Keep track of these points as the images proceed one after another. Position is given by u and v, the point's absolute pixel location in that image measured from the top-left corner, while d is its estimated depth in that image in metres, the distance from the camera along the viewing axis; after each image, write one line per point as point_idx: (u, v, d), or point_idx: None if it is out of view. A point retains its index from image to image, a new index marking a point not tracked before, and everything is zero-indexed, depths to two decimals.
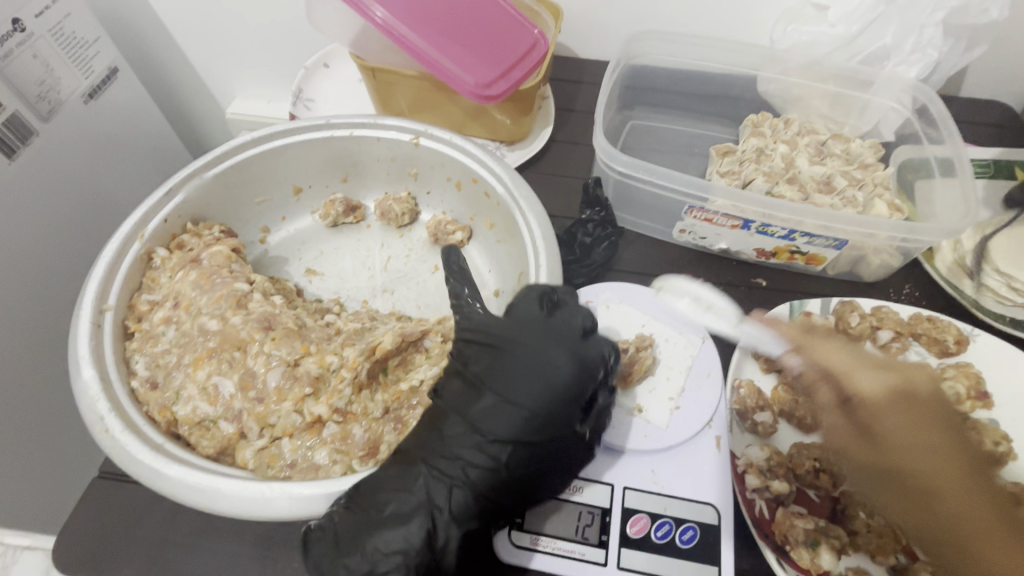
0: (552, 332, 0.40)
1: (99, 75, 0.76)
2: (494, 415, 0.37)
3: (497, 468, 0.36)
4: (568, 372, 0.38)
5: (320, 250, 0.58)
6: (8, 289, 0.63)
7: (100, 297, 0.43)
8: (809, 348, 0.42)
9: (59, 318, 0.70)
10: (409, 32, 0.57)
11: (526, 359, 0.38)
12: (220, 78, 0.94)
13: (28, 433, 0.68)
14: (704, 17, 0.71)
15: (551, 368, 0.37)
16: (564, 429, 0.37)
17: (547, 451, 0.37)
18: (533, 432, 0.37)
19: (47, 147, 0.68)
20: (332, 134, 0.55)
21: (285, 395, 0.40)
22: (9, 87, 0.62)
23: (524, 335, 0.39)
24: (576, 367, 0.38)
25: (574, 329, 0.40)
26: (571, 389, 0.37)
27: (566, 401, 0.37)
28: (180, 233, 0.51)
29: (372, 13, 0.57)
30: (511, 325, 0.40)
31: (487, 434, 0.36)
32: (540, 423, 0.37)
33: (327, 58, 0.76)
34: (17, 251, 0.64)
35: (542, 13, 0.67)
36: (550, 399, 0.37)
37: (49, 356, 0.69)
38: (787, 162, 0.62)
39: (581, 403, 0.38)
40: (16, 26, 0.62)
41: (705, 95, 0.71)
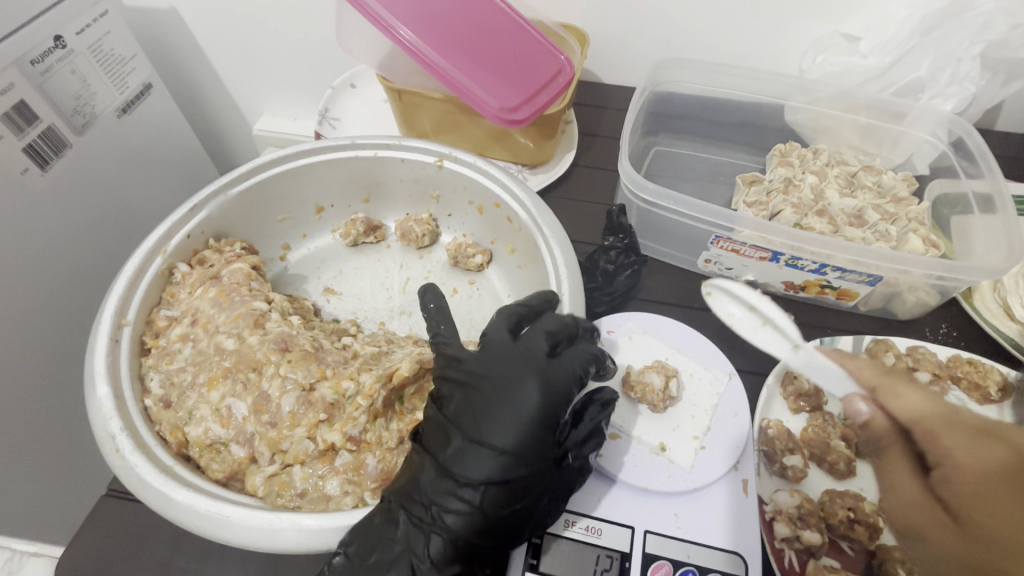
0: (519, 361, 0.39)
1: (134, 90, 0.80)
2: (464, 455, 0.36)
3: (477, 509, 0.35)
4: (535, 401, 0.37)
5: (339, 269, 0.57)
6: (36, 294, 0.64)
7: (119, 312, 0.43)
8: (886, 391, 0.38)
9: (78, 322, 0.71)
10: (439, 57, 0.58)
11: (496, 396, 0.37)
12: (249, 96, 0.97)
13: (42, 439, 0.68)
14: (732, 45, 0.71)
15: (517, 399, 0.37)
16: (538, 460, 0.37)
17: (526, 485, 0.36)
18: (506, 472, 0.36)
19: (78, 158, 0.71)
20: (358, 154, 0.55)
21: (298, 420, 0.39)
22: (45, 100, 0.65)
23: (492, 367, 0.39)
24: (544, 395, 0.38)
25: (541, 354, 0.40)
26: (539, 418, 0.37)
27: (540, 433, 0.37)
28: (202, 249, 0.50)
29: (397, 33, 0.57)
30: (486, 359, 0.40)
31: (461, 477, 0.35)
32: (514, 457, 0.36)
33: (353, 78, 0.77)
34: (41, 259, 0.65)
35: (569, 39, 0.67)
36: (523, 431, 0.36)
37: (70, 361, 0.70)
38: (816, 193, 0.61)
39: (554, 430, 0.38)
40: (57, 43, 0.66)
41: (732, 123, 0.71)
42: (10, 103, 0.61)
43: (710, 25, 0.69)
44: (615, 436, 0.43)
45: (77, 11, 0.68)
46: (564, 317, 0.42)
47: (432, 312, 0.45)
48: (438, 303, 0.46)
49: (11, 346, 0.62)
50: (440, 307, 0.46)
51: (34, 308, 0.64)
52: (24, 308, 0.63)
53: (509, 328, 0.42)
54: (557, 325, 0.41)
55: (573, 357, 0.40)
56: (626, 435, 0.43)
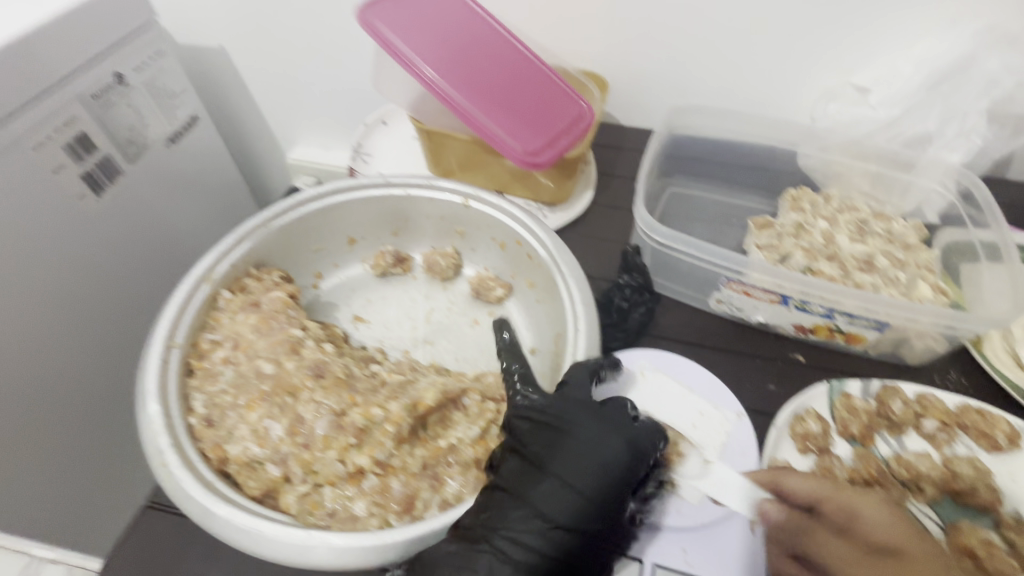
0: (606, 413, 0.43)
1: (181, 122, 0.87)
2: (545, 494, 0.40)
3: (561, 549, 0.39)
4: (620, 457, 0.41)
5: (368, 298, 0.60)
6: (77, 303, 0.70)
7: (170, 335, 0.46)
8: (781, 477, 0.42)
9: (114, 334, 0.76)
10: (462, 98, 0.61)
11: (585, 444, 0.41)
12: (285, 128, 1.02)
13: (76, 446, 0.72)
14: (745, 94, 0.74)
15: (603, 451, 0.41)
16: (617, 509, 0.40)
17: (598, 528, 0.40)
18: (590, 517, 0.39)
19: (129, 185, 0.78)
20: (389, 192, 0.59)
21: (330, 442, 0.42)
22: (104, 132, 0.73)
23: (579, 416, 0.43)
24: (630, 451, 0.41)
25: (628, 410, 0.43)
26: (624, 471, 0.41)
27: (622, 486, 0.40)
28: (243, 276, 0.53)
29: (422, 73, 0.60)
30: (572, 406, 0.44)
31: (546, 519, 0.39)
32: (600, 504, 0.40)
33: (385, 116, 0.82)
34: (84, 276, 0.71)
35: (589, 85, 0.72)
36: (606, 483, 0.40)
37: (106, 371, 0.75)
38: (826, 238, 0.64)
39: (633, 484, 0.41)
40: (118, 79, 0.74)
41: (745, 168, 0.74)
42: (71, 136, 0.68)
43: (725, 74, 0.73)
44: None
45: (135, 52, 0.76)
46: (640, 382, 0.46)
47: (506, 347, 0.51)
48: (511, 336, 0.53)
49: (48, 351, 0.67)
50: (512, 342, 0.52)
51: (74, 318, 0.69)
52: (65, 317, 0.68)
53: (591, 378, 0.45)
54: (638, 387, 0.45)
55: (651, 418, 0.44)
56: None
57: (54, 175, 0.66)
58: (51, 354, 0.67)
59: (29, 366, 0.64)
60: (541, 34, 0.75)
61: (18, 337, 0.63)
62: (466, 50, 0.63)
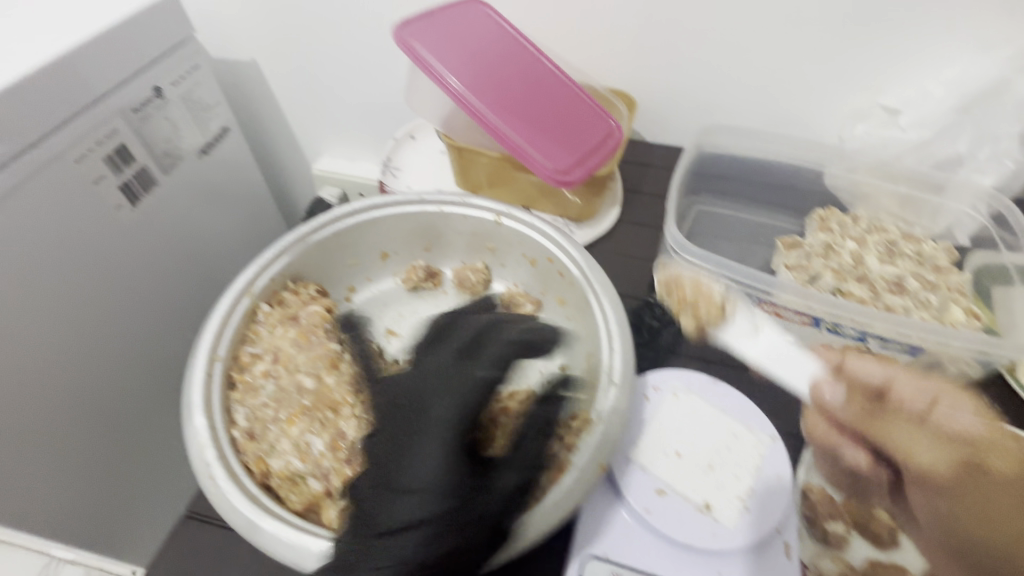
0: (439, 384, 0.43)
1: (213, 133, 0.89)
2: (412, 460, 0.40)
3: (423, 534, 0.37)
4: (448, 419, 0.41)
5: (400, 312, 0.61)
6: (111, 311, 0.72)
7: (213, 347, 0.47)
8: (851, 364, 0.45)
9: (144, 341, 0.78)
10: (489, 111, 0.62)
11: (417, 420, 0.42)
12: (312, 139, 1.04)
13: (104, 450, 0.73)
14: (772, 113, 0.75)
15: (431, 420, 0.41)
16: (466, 473, 0.39)
17: (468, 495, 0.39)
18: (439, 491, 0.38)
19: (163, 195, 0.80)
20: (423, 209, 0.60)
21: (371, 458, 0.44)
22: (142, 144, 0.75)
23: (417, 394, 0.43)
24: (456, 414, 0.41)
25: (449, 369, 0.44)
26: (448, 433, 0.40)
27: (440, 448, 0.40)
28: (280, 290, 0.54)
29: (447, 81, 0.61)
30: (418, 387, 0.44)
31: (403, 506, 0.38)
32: (440, 479, 0.39)
33: (413, 131, 0.84)
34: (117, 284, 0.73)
35: (616, 102, 0.73)
36: (428, 449, 0.40)
37: (133, 376, 0.76)
38: (856, 259, 0.64)
39: (461, 444, 0.40)
40: (157, 93, 0.76)
41: (772, 187, 0.74)
42: (111, 149, 0.70)
43: (752, 93, 0.74)
44: (663, 492, 0.45)
45: (174, 67, 0.78)
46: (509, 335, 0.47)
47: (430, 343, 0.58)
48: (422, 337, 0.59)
49: (80, 356, 0.68)
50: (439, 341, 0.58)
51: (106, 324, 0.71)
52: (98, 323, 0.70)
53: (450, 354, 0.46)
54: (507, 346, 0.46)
55: (464, 367, 0.44)
56: (673, 491, 0.45)
57: (94, 186, 0.68)
58: (86, 361, 0.69)
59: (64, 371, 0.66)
60: (569, 53, 0.77)
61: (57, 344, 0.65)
62: (492, 63, 0.64)
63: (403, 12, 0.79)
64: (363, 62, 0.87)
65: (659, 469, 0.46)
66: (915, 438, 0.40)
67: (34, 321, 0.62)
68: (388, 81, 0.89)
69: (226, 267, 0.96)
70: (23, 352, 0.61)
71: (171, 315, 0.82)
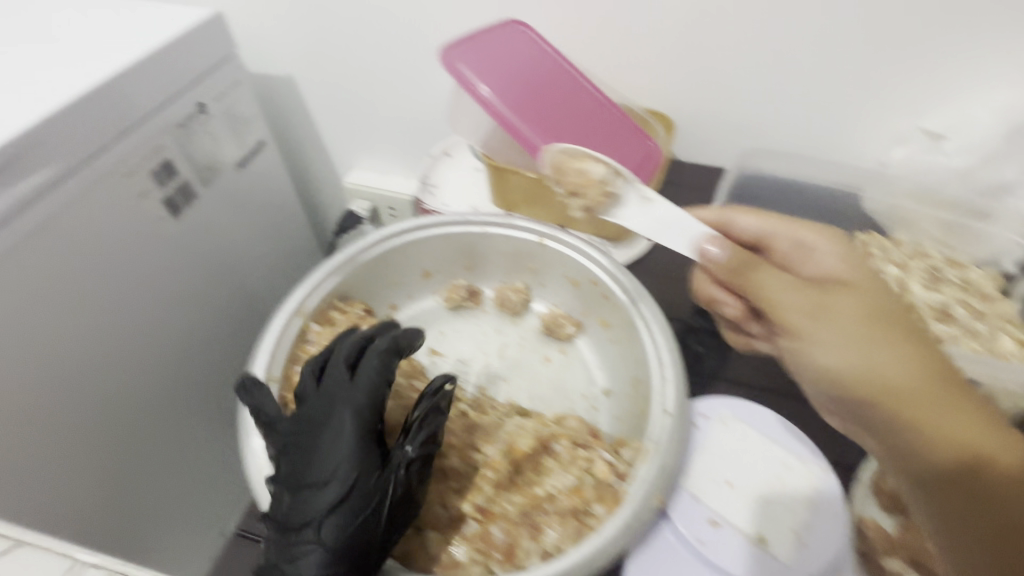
0: (337, 392, 0.46)
1: (251, 146, 0.90)
2: (319, 461, 0.43)
3: (342, 531, 0.41)
4: (347, 426, 0.44)
5: (442, 330, 0.62)
6: (148, 320, 0.74)
7: (268, 368, 0.48)
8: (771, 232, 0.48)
9: (178, 350, 0.80)
10: (519, 120, 0.63)
11: (323, 428, 0.44)
12: (345, 152, 1.05)
13: (132, 457, 0.74)
14: (812, 134, 0.75)
15: (336, 427, 0.44)
16: (373, 472, 0.43)
17: (375, 492, 0.42)
18: (350, 491, 0.42)
19: (202, 207, 0.81)
20: (467, 229, 0.60)
21: (433, 485, 0.47)
22: (185, 158, 0.76)
23: (319, 404, 0.45)
24: (355, 420, 0.44)
25: (344, 380, 0.46)
26: (355, 437, 0.43)
27: (350, 452, 0.43)
28: (330, 309, 0.56)
29: (477, 91, 0.63)
30: (318, 396, 0.46)
31: (319, 508, 0.42)
32: (348, 478, 0.42)
33: (449, 148, 0.85)
34: (152, 295, 0.74)
35: (654, 123, 0.73)
36: (336, 455, 0.43)
37: (159, 383, 0.77)
38: (900, 285, 0.63)
39: (364, 445, 0.44)
40: (200, 108, 0.77)
41: (810, 209, 0.74)
42: (157, 163, 0.72)
43: (792, 114, 0.73)
44: (716, 524, 0.44)
45: (218, 82, 0.80)
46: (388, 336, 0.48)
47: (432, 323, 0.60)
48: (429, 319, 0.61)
49: (112, 365, 0.69)
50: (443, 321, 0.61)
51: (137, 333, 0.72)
52: (128, 332, 0.71)
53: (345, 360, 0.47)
54: (383, 346, 0.48)
55: (368, 372, 0.46)
56: (726, 523, 0.44)
57: (138, 199, 0.70)
58: (120, 368, 0.71)
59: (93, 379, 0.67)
60: (609, 73, 0.77)
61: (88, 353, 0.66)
62: (523, 73, 0.65)
63: (443, 31, 0.80)
64: (399, 79, 0.89)
65: (712, 501, 0.45)
66: (788, 288, 0.41)
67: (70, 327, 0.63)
68: (423, 99, 0.91)
69: (257, 277, 0.96)
70: (56, 361, 0.62)
71: (201, 324, 0.83)
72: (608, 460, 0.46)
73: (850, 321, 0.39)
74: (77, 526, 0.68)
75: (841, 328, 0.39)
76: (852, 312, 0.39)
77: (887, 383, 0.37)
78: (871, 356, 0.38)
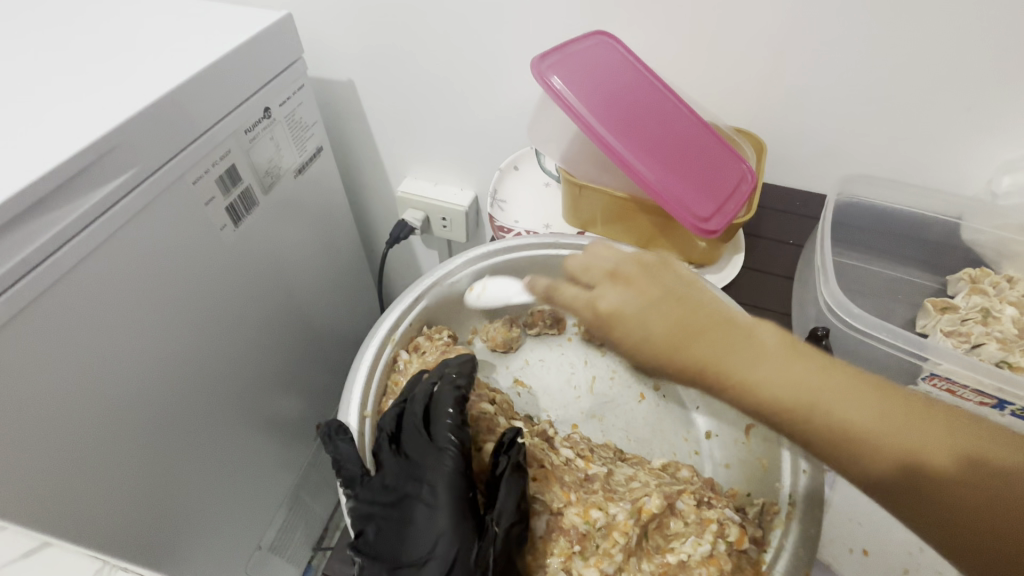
0: (425, 461, 0.49)
1: (310, 153, 0.87)
2: (419, 532, 0.46)
3: None
4: (443, 492, 0.47)
5: (526, 360, 0.65)
6: (208, 331, 0.72)
7: (362, 405, 0.54)
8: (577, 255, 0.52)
9: (229, 362, 0.77)
10: (590, 113, 0.59)
11: (422, 501, 0.47)
12: (398, 160, 1.02)
13: (185, 471, 0.72)
14: (912, 160, 0.70)
15: (431, 497, 0.47)
16: (475, 533, 0.46)
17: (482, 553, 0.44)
18: (458, 555, 0.44)
19: (262, 216, 0.78)
20: (557, 253, 0.64)
21: (554, 548, 0.49)
22: (249, 165, 0.74)
23: (409, 479, 0.49)
24: (449, 487, 0.47)
25: (427, 447, 0.50)
26: (451, 503, 0.46)
27: (451, 519, 0.46)
28: (416, 334, 0.62)
29: (548, 80, 0.60)
30: (406, 470, 0.49)
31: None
32: (453, 543, 0.45)
33: (517, 160, 0.81)
34: (211, 304, 0.72)
35: (744, 143, 0.69)
36: (439, 523, 0.46)
37: (212, 394, 0.75)
38: (1020, 327, 0.58)
39: (462, 509, 0.47)
40: (265, 114, 0.75)
41: (906, 240, 0.70)
42: (223, 169, 0.69)
43: (892, 138, 0.69)
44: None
45: (283, 87, 0.77)
46: (444, 391, 0.53)
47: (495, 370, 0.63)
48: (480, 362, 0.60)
49: (171, 377, 0.67)
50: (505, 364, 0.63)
51: (195, 345, 0.70)
52: (187, 344, 0.69)
53: (418, 428, 0.52)
54: (448, 405, 0.52)
55: (444, 435, 0.50)
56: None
57: (205, 208, 0.68)
58: (179, 381, 0.69)
59: (150, 392, 0.65)
60: (694, 89, 0.73)
61: (148, 364, 0.63)
62: (597, 67, 0.62)
63: (518, 40, 0.77)
64: (464, 88, 0.85)
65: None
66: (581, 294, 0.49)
67: (132, 341, 0.61)
68: (488, 109, 0.87)
69: (307, 286, 0.94)
70: (119, 375, 0.60)
71: (252, 334, 0.81)
72: (739, 523, 0.49)
73: (636, 305, 0.45)
74: (133, 543, 0.66)
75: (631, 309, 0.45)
76: (635, 293, 0.46)
77: (678, 348, 0.42)
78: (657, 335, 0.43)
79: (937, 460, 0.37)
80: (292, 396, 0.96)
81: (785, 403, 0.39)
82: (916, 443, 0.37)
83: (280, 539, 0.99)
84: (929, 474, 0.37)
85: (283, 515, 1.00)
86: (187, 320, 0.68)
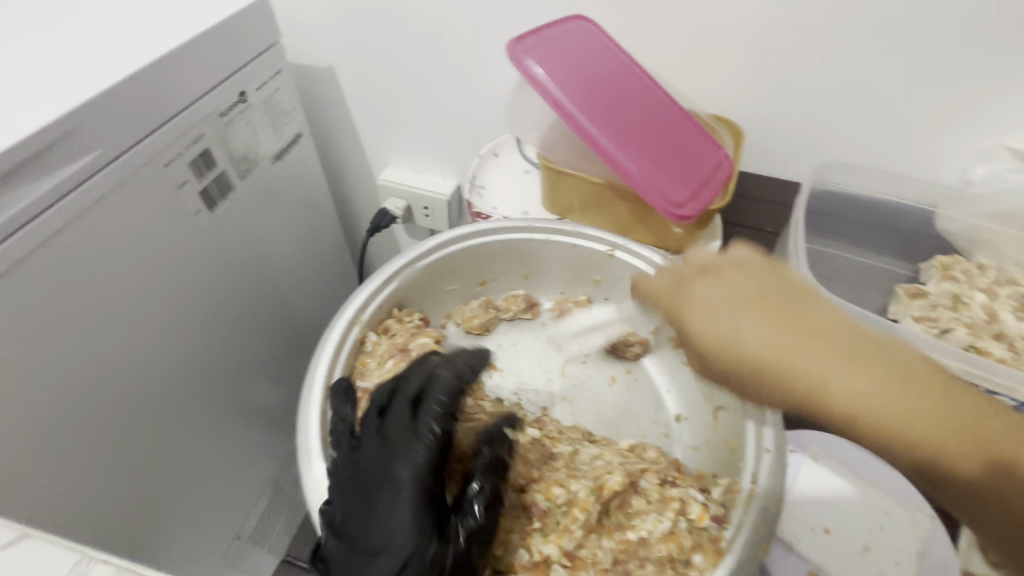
0: (399, 445, 0.47)
1: (288, 139, 0.86)
2: (383, 518, 0.43)
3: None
4: (413, 478, 0.45)
5: (499, 344, 0.66)
6: (182, 316, 0.71)
7: (326, 383, 0.53)
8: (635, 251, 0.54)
9: (207, 348, 0.77)
10: (570, 102, 0.59)
11: (388, 484, 0.45)
12: (379, 148, 1.01)
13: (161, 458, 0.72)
14: (889, 149, 0.70)
15: (400, 482, 0.45)
16: (439, 524, 0.44)
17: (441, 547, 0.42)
18: (417, 548, 0.42)
19: (238, 201, 0.77)
20: (531, 237, 0.65)
21: (514, 525, 0.49)
22: (224, 149, 0.73)
23: (379, 460, 0.46)
24: (419, 473, 0.45)
25: (404, 430, 0.48)
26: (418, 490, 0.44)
27: (416, 506, 0.44)
28: (386, 316, 0.62)
29: (529, 68, 0.59)
30: (377, 452, 0.47)
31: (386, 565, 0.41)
32: (414, 532, 0.42)
33: (496, 147, 0.80)
34: (185, 289, 0.71)
35: (722, 131, 0.69)
36: (404, 510, 0.43)
37: (188, 381, 0.75)
38: (988, 313, 0.59)
39: (428, 498, 0.44)
40: (241, 98, 0.74)
41: (881, 228, 0.71)
42: (196, 153, 0.68)
43: (869, 126, 0.69)
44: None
45: (259, 71, 0.76)
46: (439, 384, 0.53)
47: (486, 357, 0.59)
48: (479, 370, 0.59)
49: (144, 363, 0.66)
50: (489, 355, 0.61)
51: (168, 330, 0.69)
52: (159, 329, 0.68)
53: (403, 412, 0.50)
54: (442, 397, 0.51)
55: (426, 423, 0.49)
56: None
57: (177, 191, 0.67)
58: (153, 367, 0.68)
59: (120, 379, 0.64)
60: (673, 76, 0.73)
61: (117, 352, 0.62)
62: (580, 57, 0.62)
63: (497, 25, 0.76)
64: (445, 74, 0.85)
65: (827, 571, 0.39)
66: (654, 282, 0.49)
67: (100, 326, 0.60)
68: (470, 96, 0.86)
69: (287, 274, 0.93)
70: (87, 361, 0.59)
71: (229, 320, 0.80)
72: (703, 502, 0.50)
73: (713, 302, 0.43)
74: (107, 531, 0.65)
75: (712, 302, 0.44)
76: (722, 287, 0.44)
77: (755, 351, 0.41)
78: (745, 337, 0.41)
79: (983, 466, 0.38)
80: (272, 385, 0.95)
81: (860, 408, 0.39)
82: (952, 447, 0.39)
83: (261, 529, 0.99)
84: (969, 477, 0.38)
85: (264, 504, 0.99)
86: (161, 305, 0.67)
